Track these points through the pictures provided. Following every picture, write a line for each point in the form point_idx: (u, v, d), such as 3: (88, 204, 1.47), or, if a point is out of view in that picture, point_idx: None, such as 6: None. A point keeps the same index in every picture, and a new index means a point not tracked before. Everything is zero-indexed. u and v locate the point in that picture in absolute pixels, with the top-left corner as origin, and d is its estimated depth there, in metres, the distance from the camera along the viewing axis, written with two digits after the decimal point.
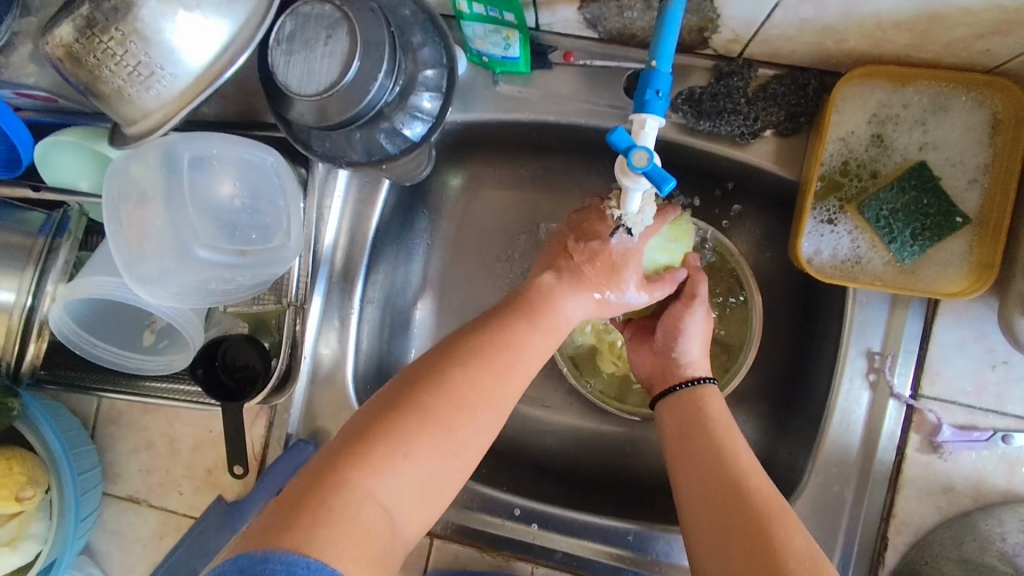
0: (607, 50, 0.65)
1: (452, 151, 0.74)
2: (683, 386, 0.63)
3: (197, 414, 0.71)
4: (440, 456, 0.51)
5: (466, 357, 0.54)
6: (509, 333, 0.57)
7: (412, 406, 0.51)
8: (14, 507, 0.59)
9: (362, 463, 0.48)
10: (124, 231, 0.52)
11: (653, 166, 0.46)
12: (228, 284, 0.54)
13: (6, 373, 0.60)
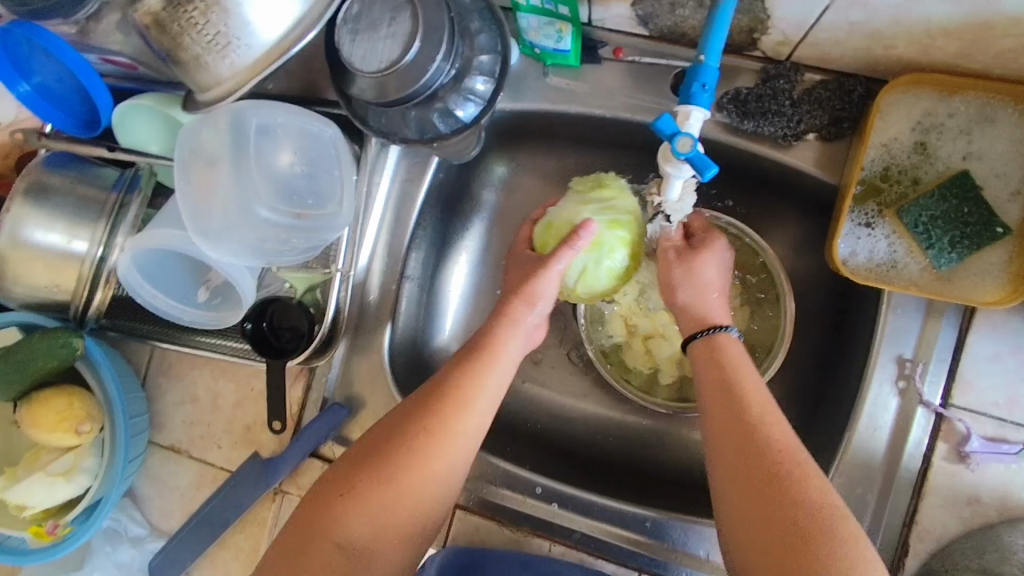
0: (658, 48, 0.67)
1: (499, 139, 0.76)
2: (705, 335, 0.59)
3: (241, 373, 0.75)
4: (395, 500, 0.56)
5: (419, 405, 0.59)
6: (474, 375, 0.61)
7: (373, 458, 0.57)
8: (73, 439, 0.64)
9: (335, 519, 0.54)
10: (188, 193, 0.56)
11: (696, 153, 0.48)
12: (283, 246, 0.57)
13: (74, 316, 0.65)
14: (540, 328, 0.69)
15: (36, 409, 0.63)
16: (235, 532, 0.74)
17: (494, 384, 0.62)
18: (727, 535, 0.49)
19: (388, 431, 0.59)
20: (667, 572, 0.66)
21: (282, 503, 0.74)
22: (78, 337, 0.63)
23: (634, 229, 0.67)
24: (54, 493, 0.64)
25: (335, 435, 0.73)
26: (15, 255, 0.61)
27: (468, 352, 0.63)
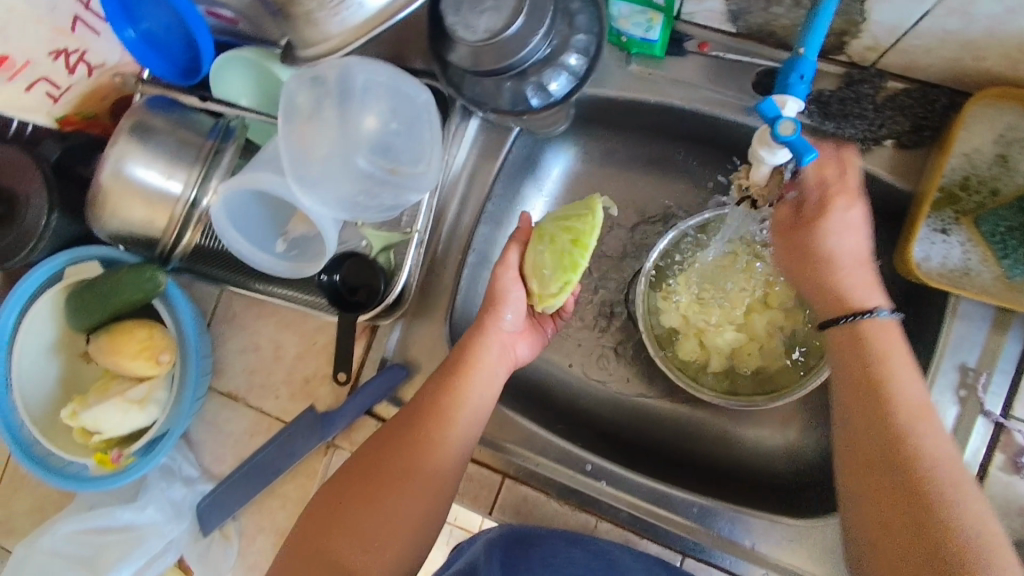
0: (742, 46, 0.69)
1: (575, 127, 0.79)
2: (848, 321, 0.54)
3: (304, 327, 0.78)
4: (378, 521, 0.61)
5: (399, 427, 0.65)
6: (450, 386, 0.66)
7: (356, 481, 0.62)
8: (151, 368, 0.66)
9: (328, 535, 0.60)
10: (291, 142, 0.58)
11: (797, 137, 0.50)
12: (371, 202, 0.60)
13: (159, 254, 0.67)
14: (520, 341, 0.73)
15: (119, 337, 0.66)
16: (286, 481, 0.77)
17: (470, 402, 0.66)
18: (863, 556, 0.49)
19: (371, 453, 0.64)
20: (710, 557, 0.68)
21: (334, 456, 0.76)
22: (163, 273, 0.66)
23: (580, 222, 0.69)
24: (129, 419, 0.66)
25: (391, 396, 0.75)
26: (115, 189, 0.63)
27: (446, 365, 0.68)
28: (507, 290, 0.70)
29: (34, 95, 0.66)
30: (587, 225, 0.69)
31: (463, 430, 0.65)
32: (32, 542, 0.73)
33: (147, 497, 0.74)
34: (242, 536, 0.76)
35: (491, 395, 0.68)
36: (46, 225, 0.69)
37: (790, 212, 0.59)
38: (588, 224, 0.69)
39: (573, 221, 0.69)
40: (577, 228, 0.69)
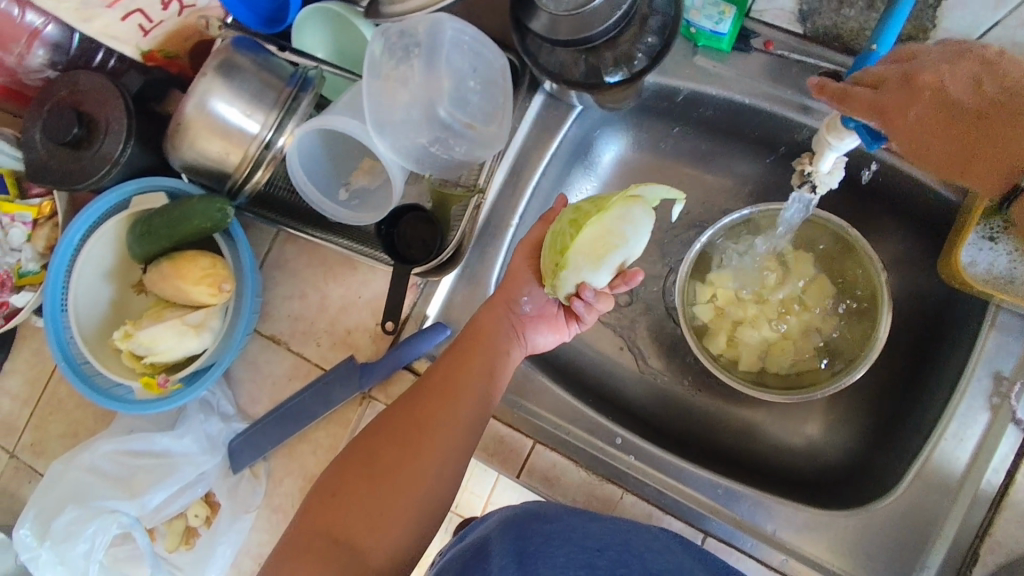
0: (808, 48, 0.70)
1: (632, 115, 0.82)
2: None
3: (351, 280, 0.79)
4: (387, 494, 0.63)
5: (408, 406, 0.68)
6: (458, 367, 0.69)
7: (366, 455, 0.65)
8: (213, 296, 0.68)
9: (333, 507, 0.63)
10: (377, 88, 0.61)
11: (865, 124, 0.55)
12: (446, 153, 0.63)
13: (227, 188, 0.70)
14: (538, 323, 0.74)
15: (183, 263, 0.68)
16: (318, 428, 0.77)
17: (475, 381, 0.68)
18: None
19: (381, 429, 0.67)
20: (734, 541, 0.68)
21: (368, 408, 0.77)
22: (232, 207, 0.68)
23: (590, 205, 0.66)
24: (185, 343, 0.69)
25: (430, 353, 0.76)
26: (197, 121, 0.66)
27: (456, 347, 0.71)
28: (522, 277, 0.73)
29: (128, 25, 0.69)
30: (593, 208, 0.66)
31: (469, 409, 0.67)
32: (70, 458, 0.75)
33: (186, 426, 0.76)
34: (270, 477, 0.77)
35: (500, 374, 0.70)
36: (120, 157, 0.71)
37: (899, 86, 0.53)
38: (595, 207, 0.66)
39: (584, 204, 0.67)
40: (581, 210, 0.66)
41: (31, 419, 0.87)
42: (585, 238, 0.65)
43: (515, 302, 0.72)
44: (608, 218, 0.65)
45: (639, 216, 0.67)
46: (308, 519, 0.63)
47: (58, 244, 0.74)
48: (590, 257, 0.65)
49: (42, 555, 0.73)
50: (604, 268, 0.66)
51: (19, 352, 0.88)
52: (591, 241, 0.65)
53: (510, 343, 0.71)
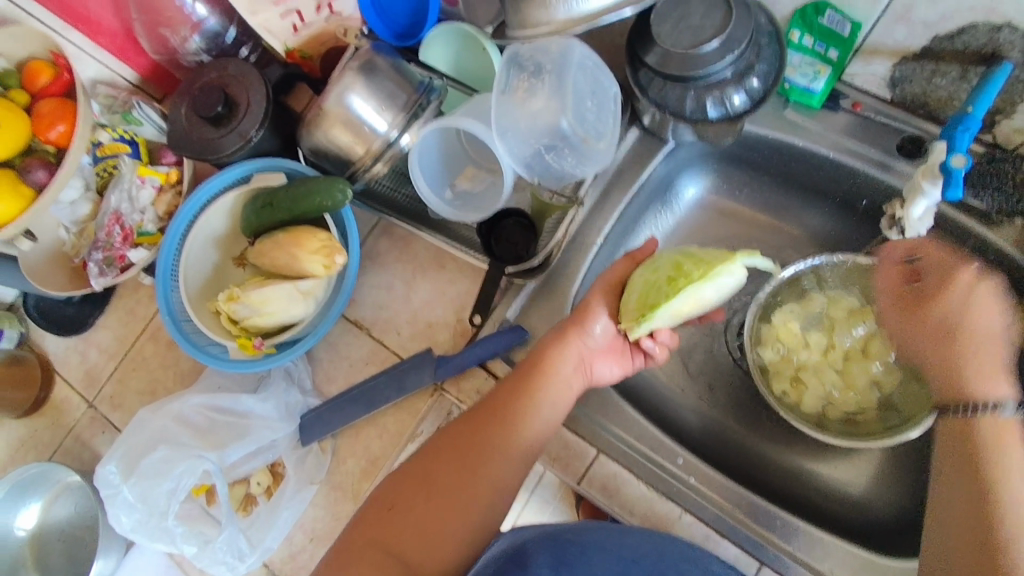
0: (894, 112, 0.76)
1: (715, 160, 0.87)
2: (965, 412, 0.55)
3: (438, 277, 0.83)
4: (436, 517, 0.61)
5: (464, 429, 0.66)
6: (520, 394, 0.67)
7: (419, 475, 0.63)
8: (324, 269, 0.74)
9: (385, 525, 0.60)
10: (508, 97, 0.70)
11: (959, 171, 0.62)
12: (559, 162, 0.72)
13: (347, 173, 0.77)
14: (601, 356, 0.72)
15: (302, 235, 0.74)
16: (387, 414, 0.80)
17: (535, 410, 0.66)
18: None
19: (435, 450, 0.65)
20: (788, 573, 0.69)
21: (439, 400, 0.79)
22: (350, 189, 0.74)
23: (692, 267, 0.66)
24: (291, 307, 0.74)
25: (505, 354, 0.79)
26: (332, 110, 0.72)
27: (521, 372, 0.68)
28: (601, 305, 0.71)
29: (284, 22, 0.78)
30: (695, 272, 0.66)
31: (527, 442, 0.65)
32: (160, 406, 0.79)
33: (269, 392, 0.80)
34: (335, 455, 0.80)
35: (561, 407, 0.68)
36: (252, 138, 0.78)
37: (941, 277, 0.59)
38: (699, 271, 0.66)
39: (685, 263, 0.67)
40: (682, 271, 0.66)
41: (114, 372, 0.91)
42: (678, 301, 0.65)
43: (588, 330, 0.70)
44: (708, 286, 0.66)
45: (736, 282, 0.68)
46: (353, 533, 0.61)
47: (185, 202, 0.81)
48: (675, 317, 0.67)
49: (124, 492, 0.75)
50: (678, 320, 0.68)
51: (115, 309, 0.93)
52: (683, 303, 0.66)
53: (575, 375, 0.69)
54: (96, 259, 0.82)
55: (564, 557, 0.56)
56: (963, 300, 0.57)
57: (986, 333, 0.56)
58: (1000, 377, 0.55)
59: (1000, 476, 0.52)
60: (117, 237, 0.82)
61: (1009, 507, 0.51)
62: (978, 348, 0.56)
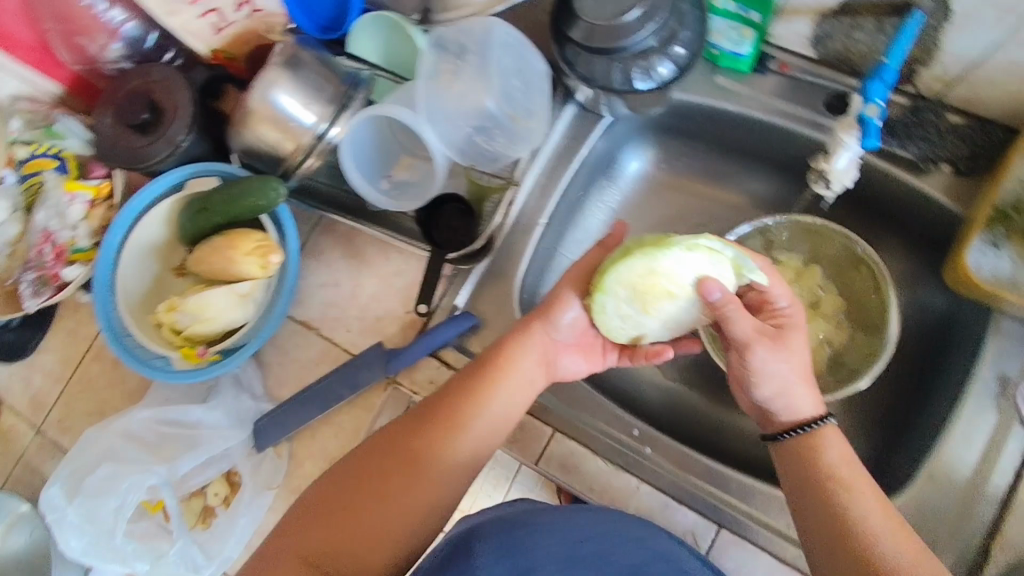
0: (819, 71, 0.77)
1: (653, 132, 0.87)
2: (801, 431, 0.59)
3: (383, 270, 0.82)
4: (372, 513, 0.58)
5: (411, 429, 0.62)
6: (478, 386, 0.64)
7: (353, 478, 0.60)
8: (261, 271, 0.73)
9: (327, 519, 0.57)
10: (434, 80, 0.71)
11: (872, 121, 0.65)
12: (491, 143, 0.74)
13: (280, 171, 0.75)
14: (568, 350, 0.69)
15: (236, 236, 0.72)
16: (342, 411, 0.79)
17: (489, 411, 0.63)
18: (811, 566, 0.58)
19: (374, 448, 0.62)
20: (745, 533, 0.70)
21: (394, 393, 0.78)
22: (284, 187, 0.72)
23: (649, 239, 0.63)
24: (229, 311, 0.74)
25: (457, 342, 0.78)
26: (257, 108, 0.71)
27: (479, 364, 0.66)
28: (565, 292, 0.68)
29: (203, 22, 0.76)
30: (647, 242, 0.63)
31: (481, 435, 0.63)
32: (105, 425, 0.78)
33: (219, 400, 0.79)
34: (292, 458, 0.78)
35: (516, 407, 0.65)
36: (182, 143, 0.76)
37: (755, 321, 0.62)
38: (654, 241, 0.63)
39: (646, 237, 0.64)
40: (634, 241, 0.63)
41: (61, 396, 0.88)
42: (630, 265, 0.62)
43: (552, 324, 0.67)
44: (663, 257, 0.61)
45: (702, 260, 0.61)
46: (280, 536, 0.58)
47: (118, 214, 0.78)
48: (633, 293, 0.63)
49: (69, 513, 0.76)
50: (653, 314, 0.64)
51: (56, 331, 0.90)
52: (638, 274, 0.62)
53: (535, 373, 0.67)
54: (30, 280, 0.80)
55: (512, 540, 0.52)
56: (769, 357, 0.59)
57: (786, 369, 0.60)
58: (795, 386, 0.60)
59: (848, 487, 0.56)
60: (49, 256, 0.80)
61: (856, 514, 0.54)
62: (800, 376, 0.60)
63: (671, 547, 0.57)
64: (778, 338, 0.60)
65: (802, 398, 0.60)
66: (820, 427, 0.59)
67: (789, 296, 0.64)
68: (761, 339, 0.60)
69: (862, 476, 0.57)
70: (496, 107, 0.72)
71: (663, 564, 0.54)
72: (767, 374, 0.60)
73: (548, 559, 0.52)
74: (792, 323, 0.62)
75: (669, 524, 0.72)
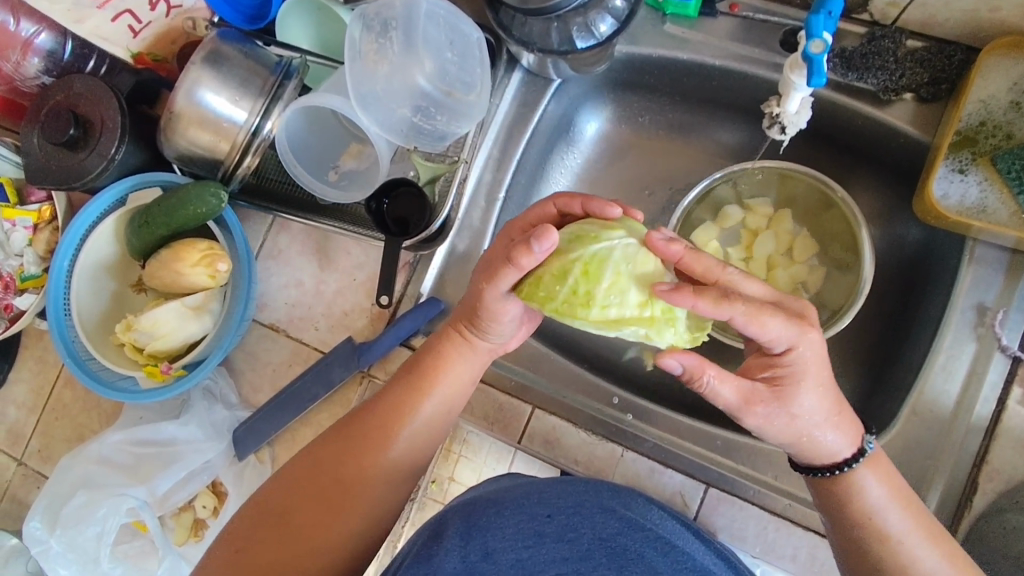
0: (771, 6, 0.72)
1: (609, 89, 0.83)
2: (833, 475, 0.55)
3: (344, 264, 0.79)
4: (316, 526, 0.58)
5: (341, 449, 0.61)
6: (410, 392, 0.62)
7: (278, 510, 0.59)
8: (211, 279, 0.73)
9: (271, 540, 0.57)
10: (360, 62, 0.69)
11: (820, 58, 0.57)
12: (429, 121, 0.71)
13: (221, 173, 0.73)
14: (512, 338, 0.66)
15: (181, 248, 0.72)
16: (320, 411, 0.76)
17: (429, 414, 0.62)
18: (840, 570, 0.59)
19: (302, 475, 0.60)
20: (735, 490, 0.69)
21: (369, 387, 0.76)
22: (225, 191, 0.71)
23: (564, 289, 0.55)
24: (185, 325, 0.73)
25: (427, 329, 0.76)
26: (185, 111, 0.69)
27: (412, 369, 0.64)
28: (498, 309, 0.58)
29: (117, 25, 0.74)
30: (559, 298, 0.55)
31: (419, 435, 0.62)
32: (81, 450, 0.78)
33: (190, 414, 0.77)
34: (276, 463, 0.76)
35: (455, 406, 0.64)
36: (114, 156, 0.73)
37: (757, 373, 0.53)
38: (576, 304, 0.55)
39: (567, 283, 0.55)
40: (547, 290, 0.55)
41: (37, 426, 0.86)
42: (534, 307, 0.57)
43: (490, 335, 0.62)
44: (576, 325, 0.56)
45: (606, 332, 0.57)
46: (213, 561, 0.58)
47: (64, 236, 0.75)
48: None
49: (53, 545, 0.77)
50: None
51: (23, 361, 0.88)
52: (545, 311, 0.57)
53: (474, 374, 0.64)
54: None
55: (476, 519, 0.53)
56: (768, 419, 0.52)
57: (794, 422, 0.52)
58: (814, 433, 0.53)
59: (887, 538, 0.54)
60: None
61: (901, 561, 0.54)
62: (807, 421, 0.53)
63: (645, 513, 0.56)
64: (778, 397, 0.52)
65: (825, 441, 0.54)
66: (854, 468, 0.55)
67: (785, 342, 0.50)
68: (756, 398, 0.52)
69: (906, 508, 0.55)
70: (432, 84, 0.70)
71: (637, 533, 0.53)
72: (773, 432, 0.54)
73: (512, 534, 0.52)
74: (794, 373, 0.51)
75: (658, 488, 0.70)
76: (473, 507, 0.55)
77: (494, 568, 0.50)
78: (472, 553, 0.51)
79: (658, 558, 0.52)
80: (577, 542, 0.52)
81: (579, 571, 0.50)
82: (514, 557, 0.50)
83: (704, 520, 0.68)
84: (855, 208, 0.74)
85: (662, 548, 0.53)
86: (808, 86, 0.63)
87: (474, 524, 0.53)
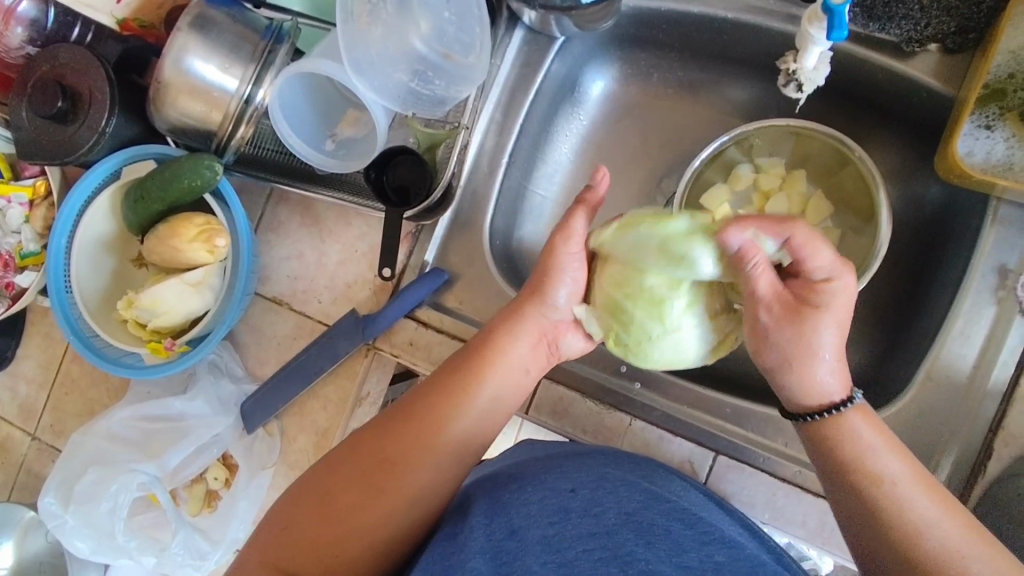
0: None
1: (615, 44, 0.79)
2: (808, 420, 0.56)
3: (345, 235, 0.77)
4: (360, 507, 0.55)
5: (393, 431, 0.59)
6: (468, 374, 0.61)
7: (328, 483, 0.57)
8: (209, 256, 0.72)
9: (316, 511, 0.55)
10: (352, 23, 0.66)
11: (841, 11, 0.54)
12: (428, 86, 0.68)
13: (215, 145, 0.71)
14: (571, 329, 0.65)
15: (177, 223, 0.71)
16: (327, 383, 0.76)
17: (485, 399, 0.61)
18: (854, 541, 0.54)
19: (351, 452, 0.58)
20: (744, 457, 0.68)
21: (375, 359, 0.75)
22: (220, 162, 0.69)
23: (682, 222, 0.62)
24: (185, 301, 0.72)
25: (431, 300, 0.75)
26: (175, 79, 0.67)
27: (469, 350, 0.63)
28: (564, 262, 0.63)
29: None
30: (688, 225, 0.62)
31: (472, 422, 0.60)
32: (91, 425, 0.79)
33: (197, 389, 0.77)
34: (284, 435, 0.77)
35: (510, 396, 0.63)
36: (106, 128, 0.71)
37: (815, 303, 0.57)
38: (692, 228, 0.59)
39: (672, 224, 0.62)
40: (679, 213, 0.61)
41: (49, 400, 0.87)
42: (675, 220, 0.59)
43: (550, 301, 0.63)
44: (641, 275, 0.59)
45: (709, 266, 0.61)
46: (251, 559, 0.54)
47: (58, 213, 0.73)
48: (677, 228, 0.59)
49: (69, 520, 0.78)
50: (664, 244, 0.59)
51: (29, 337, 0.88)
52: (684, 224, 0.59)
53: (532, 356, 0.64)
54: None
55: (500, 498, 0.53)
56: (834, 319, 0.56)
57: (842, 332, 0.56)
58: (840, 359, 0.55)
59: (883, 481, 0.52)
60: None
61: (891, 500, 0.51)
62: (819, 314, 0.53)
63: (669, 487, 0.55)
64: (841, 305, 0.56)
65: (824, 337, 0.54)
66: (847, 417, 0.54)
67: None
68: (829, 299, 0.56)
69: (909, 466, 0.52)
70: (429, 46, 0.68)
71: (664, 506, 0.53)
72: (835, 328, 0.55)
73: (537, 511, 0.51)
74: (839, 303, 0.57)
75: (666, 456, 0.70)
76: (498, 487, 0.55)
77: (521, 546, 0.49)
78: (498, 531, 0.50)
79: (683, 532, 0.51)
80: (602, 518, 0.51)
81: (607, 548, 0.49)
82: (541, 533, 0.50)
83: (714, 486, 0.68)
84: (874, 166, 0.71)
85: (688, 520, 0.52)
86: (826, 42, 0.60)
87: (498, 503, 0.53)
